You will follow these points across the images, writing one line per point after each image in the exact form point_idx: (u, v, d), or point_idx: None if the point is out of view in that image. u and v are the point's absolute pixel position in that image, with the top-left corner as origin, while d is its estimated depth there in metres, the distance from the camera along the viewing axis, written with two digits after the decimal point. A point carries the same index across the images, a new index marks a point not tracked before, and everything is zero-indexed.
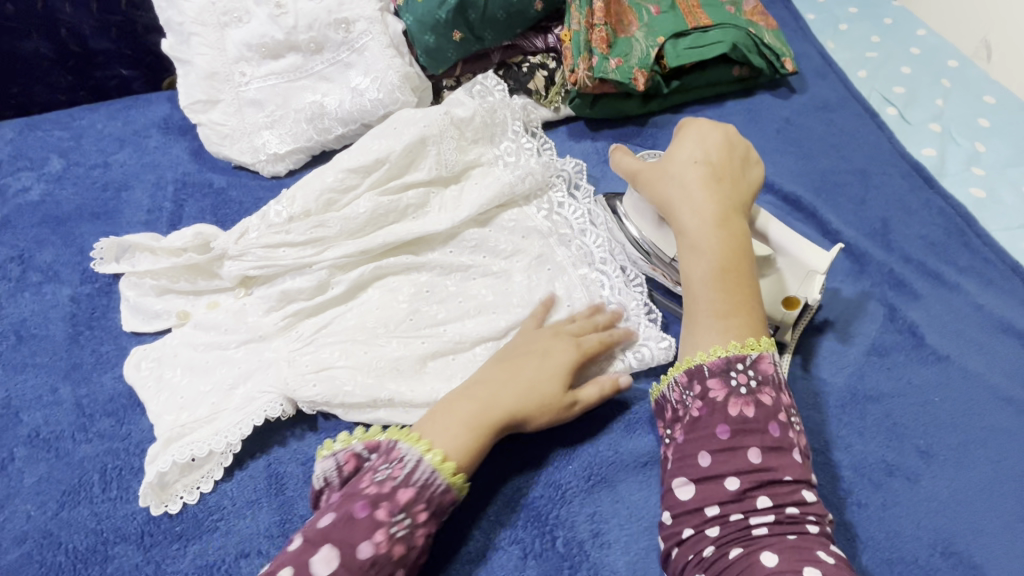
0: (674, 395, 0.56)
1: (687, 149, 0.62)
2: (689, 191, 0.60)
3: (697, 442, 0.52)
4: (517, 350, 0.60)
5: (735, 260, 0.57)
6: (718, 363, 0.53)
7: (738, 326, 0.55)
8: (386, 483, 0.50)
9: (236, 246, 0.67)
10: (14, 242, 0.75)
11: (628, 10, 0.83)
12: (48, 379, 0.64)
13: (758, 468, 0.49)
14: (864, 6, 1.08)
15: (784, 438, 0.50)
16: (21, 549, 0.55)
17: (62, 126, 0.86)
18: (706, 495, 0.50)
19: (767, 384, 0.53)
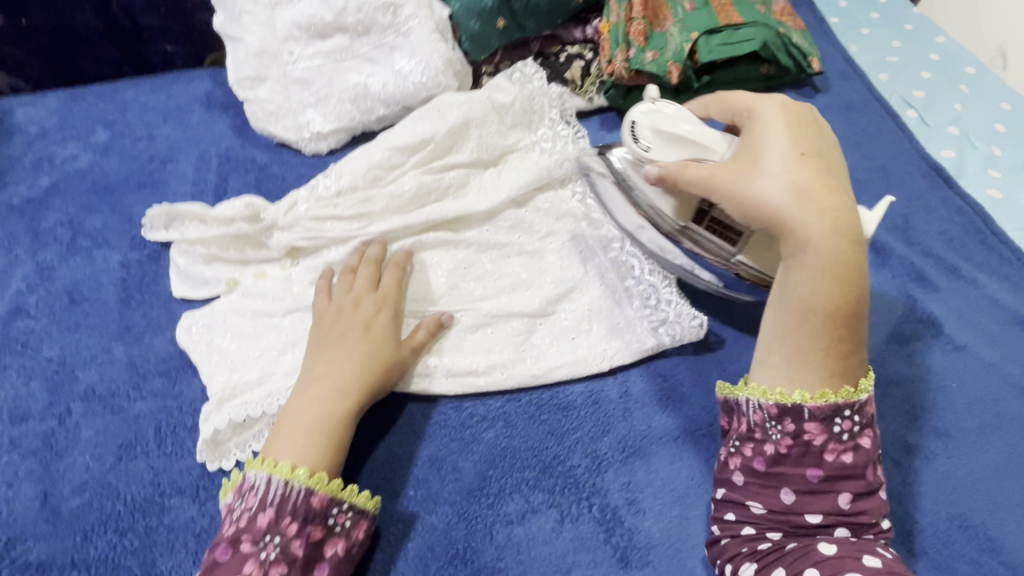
0: (756, 416, 0.55)
1: (784, 155, 0.56)
2: (802, 208, 0.54)
3: (784, 476, 0.53)
4: (330, 332, 0.61)
5: (856, 291, 0.53)
6: (827, 408, 0.52)
7: (846, 363, 0.53)
8: (243, 516, 0.51)
9: (286, 217, 0.69)
10: (63, 208, 0.77)
11: (664, 6, 0.86)
12: (102, 339, 0.67)
13: (844, 508, 0.51)
14: (885, 12, 1.12)
15: (872, 482, 0.52)
16: (81, 497, 0.57)
17: (107, 99, 0.89)
18: (781, 515, 0.52)
19: (866, 430, 0.53)
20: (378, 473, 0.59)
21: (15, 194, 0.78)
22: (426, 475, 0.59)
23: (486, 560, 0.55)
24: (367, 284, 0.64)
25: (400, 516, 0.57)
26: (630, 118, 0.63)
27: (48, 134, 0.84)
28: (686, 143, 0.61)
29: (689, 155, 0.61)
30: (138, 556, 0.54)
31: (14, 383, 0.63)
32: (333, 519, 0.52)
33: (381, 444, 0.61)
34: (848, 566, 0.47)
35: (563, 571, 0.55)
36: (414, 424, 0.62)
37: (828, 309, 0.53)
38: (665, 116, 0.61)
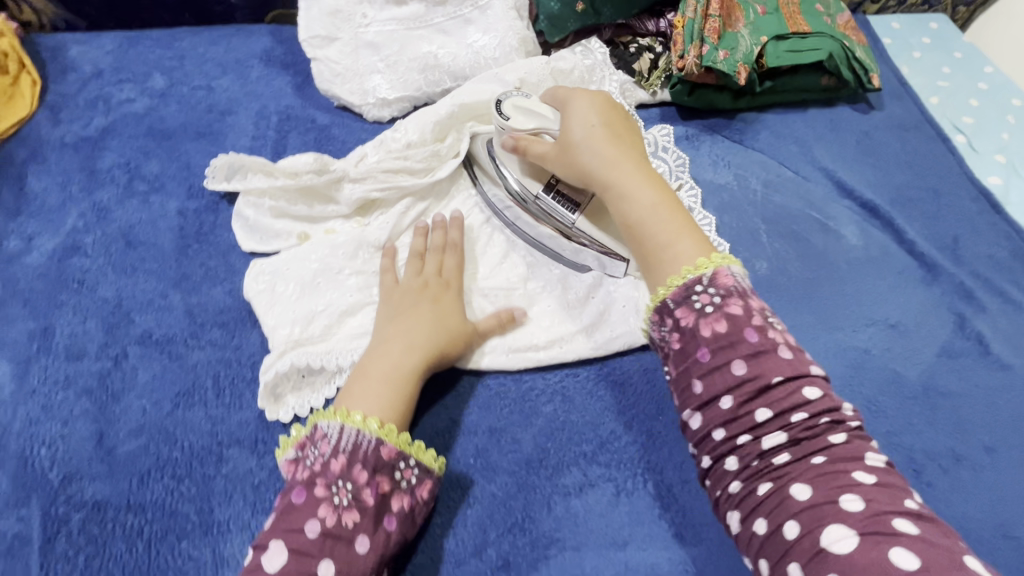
0: (654, 334, 0.54)
1: (577, 120, 0.62)
2: (599, 155, 0.60)
3: (685, 370, 0.50)
4: (403, 301, 0.61)
5: (665, 200, 0.57)
6: (679, 291, 0.52)
7: (684, 250, 0.54)
8: (315, 463, 0.50)
9: (357, 169, 0.69)
10: (121, 150, 0.75)
11: (736, 7, 0.86)
12: (159, 285, 0.65)
13: (746, 380, 0.47)
14: (936, 36, 1.12)
15: (764, 342, 0.48)
16: (138, 441, 0.56)
17: (164, 45, 0.87)
18: (710, 421, 0.48)
19: (732, 296, 0.50)
20: (437, 439, 0.59)
21: (69, 131, 0.76)
22: (486, 444, 0.59)
23: (544, 531, 0.55)
24: (437, 262, 0.65)
25: (459, 483, 0.57)
26: (501, 97, 0.68)
27: (103, 75, 0.82)
28: (531, 114, 0.65)
29: (538, 126, 0.64)
30: (195, 503, 0.54)
31: (70, 321, 0.62)
32: (400, 472, 0.52)
33: (441, 410, 0.60)
34: (825, 513, 0.41)
35: (619, 544, 0.55)
36: (476, 395, 0.62)
37: (652, 216, 0.56)
38: (524, 99, 0.67)
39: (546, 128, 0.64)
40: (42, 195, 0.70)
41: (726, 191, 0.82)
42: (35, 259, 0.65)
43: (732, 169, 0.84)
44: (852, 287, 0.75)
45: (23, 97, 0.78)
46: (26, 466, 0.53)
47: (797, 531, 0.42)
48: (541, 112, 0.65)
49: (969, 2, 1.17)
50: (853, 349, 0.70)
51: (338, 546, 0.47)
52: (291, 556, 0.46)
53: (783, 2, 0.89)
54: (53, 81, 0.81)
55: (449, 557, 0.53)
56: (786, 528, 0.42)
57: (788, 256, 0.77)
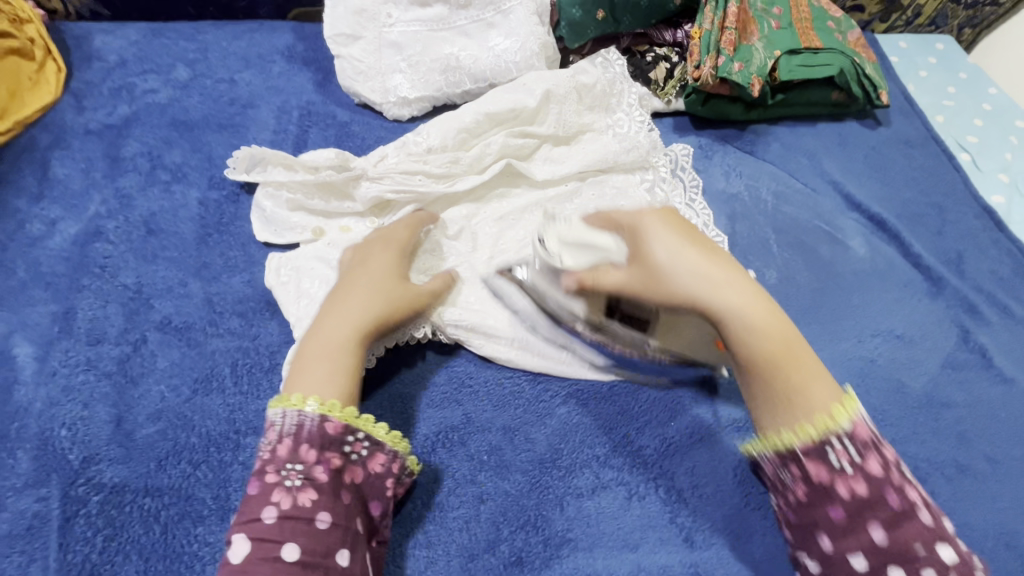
0: (771, 469, 0.55)
1: (661, 248, 0.58)
2: (697, 287, 0.56)
3: (811, 522, 0.52)
4: (344, 279, 0.62)
5: (781, 327, 0.55)
6: (811, 446, 0.51)
7: (817, 394, 0.53)
8: (266, 451, 0.52)
9: (376, 169, 0.70)
10: (143, 139, 0.76)
11: (751, 20, 0.88)
12: (179, 273, 0.66)
13: (882, 543, 0.48)
14: (942, 57, 1.14)
15: (904, 505, 0.49)
16: (156, 426, 0.56)
17: (188, 38, 0.88)
18: (832, 565, 0.50)
19: (869, 451, 0.51)
20: (453, 435, 0.60)
21: (93, 119, 0.77)
22: (500, 442, 0.60)
23: (557, 530, 0.56)
24: (377, 237, 0.65)
25: (472, 479, 0.58)
26: (539, 233, 0.63)
27: (127, 64, 0.83)
28: (582, 245, 0.61)
29: (596, 259, 0.61)
30: (211, 489, 0.54)
31: (91, 305, 0.62)
32: (348, 447, 0.53)
33: (458, 407, 0.62)
34: None
35: (630, 546, 0.55)
36: (491, 394, 0.63)
37: (771, 356, 0.54)
38: (567, 228, 0.63)
39: (607, 257, 0.61)
40: (65, 181, 0.71)
41: (737, 200, 0.83)
42: (57, 243, 0.66)
43: (743, 179, 0.85)
44: (859, 299, 0.76)
45: (47, 83, 0.79)
46: (45, 447, 0.54)
47: None
48: (599, 242, 0.61)
49: (975, 23, 1.19)
50: (860, 359, 0.71)
51: (298, 525, 0.49)
52: (254, 545, 0.48)
53: (796, 17, 0.91)
54: (77, 69, 0.82)
55: (463, 552, 0.54)
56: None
57: (797, 266, 0.78)
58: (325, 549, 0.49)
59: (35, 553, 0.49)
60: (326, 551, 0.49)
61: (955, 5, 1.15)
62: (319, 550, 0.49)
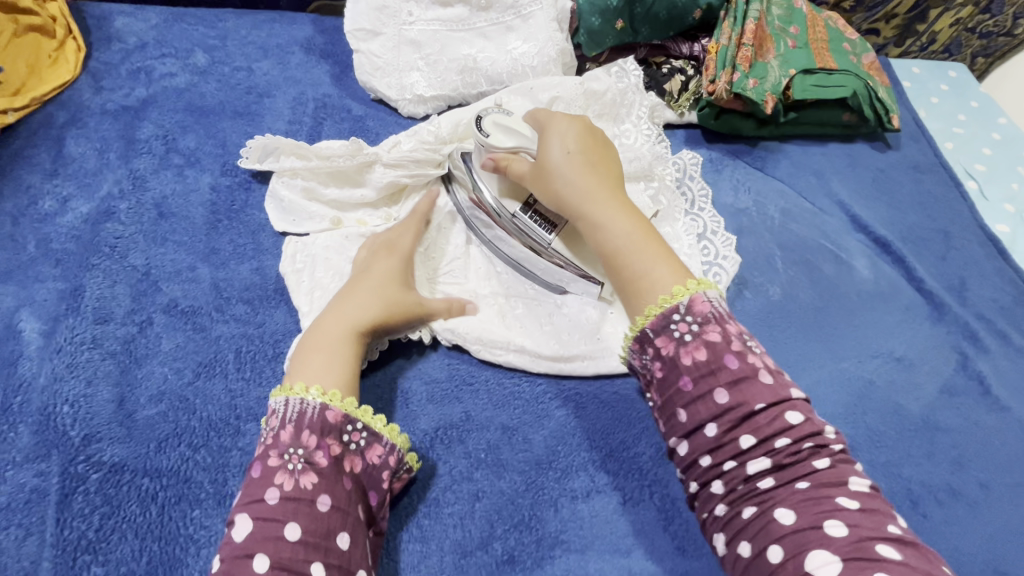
0: (636, 361, 0.56)
1: (555, 144, 0.63)
2: (573, 182, 0.61)
3: (670, 399, 0.52)
4: (350, 280, 0.63)
5: (640, 228, 0.59)
6: (658, 321, 0.53)
7: (661, 277, 0.55)
8: (268, 437, 0.52)
9: (391, 154, 0.70)
10: (160, 122, 0.76)
11: (768, 38, 0.88)
12: (187, 257, 0.66)
13: (728, 408, 0.49)
14: (954, 82, 1.14)
15: (746, 368, 0.50)
16: (158, 407, 0.56)
17: (208, 24, 0.88)
18: (696, 448, 0.50)
19: (709, 323, 0.52)
20: (452, 432, 0.60)
21: (110, 100, 0.78)
22: (498, 441, 0.60)
23: (550, 531, 0.56)
24: (382, 241, 0.66)
25: (468, 476, 0.58)
26: (479, 114, 0.68)
27: (146, 48, 0.84)
28: (509, 132, 0.65)
29: (518, 145, 0.65)
30: (209, 473, 0.54)
31: (100, 284, 0.62)
32: (348, 436, 0.53)
33: (458, 404, 0.62)
34: (810, 538, 0.43)
35: (622, 552, 0.56)
36: (492, 391, 0.63)
37: (629, 248, 0.58)
38: (504, 118, 0.67)
39: (525, 145, 0.65)
40: (79, 159, 0.72)
41: (744, 215, 0.84)
42: (69, 221, 0.67)
43: (751, 195, 0.86)
44: (861, 320, 0.77)
45: (66, 62, 0.79)
46: (47, 422, 0.54)
47: (779, 554, 0.44)
48: (520, 132, 0.65)
49: (988, 54, 1.20)
50: (858, 379, 0.72)
51: (299, 506, 0.49)
52: (256, 524, 0.48)
53: (813, 37, 0.91)
54: (96, 49, 0.82)
55: (457, 548, 0.54)
56: (769, 552, 0.45)
57: (801, 284, 0.79)
58: (326, 531, 0.49)
59: (32, 527, 0.50)
60: (326, 532, 0.49)
61: (969, 34, 1.16)
62: (320, 531, 0.48)
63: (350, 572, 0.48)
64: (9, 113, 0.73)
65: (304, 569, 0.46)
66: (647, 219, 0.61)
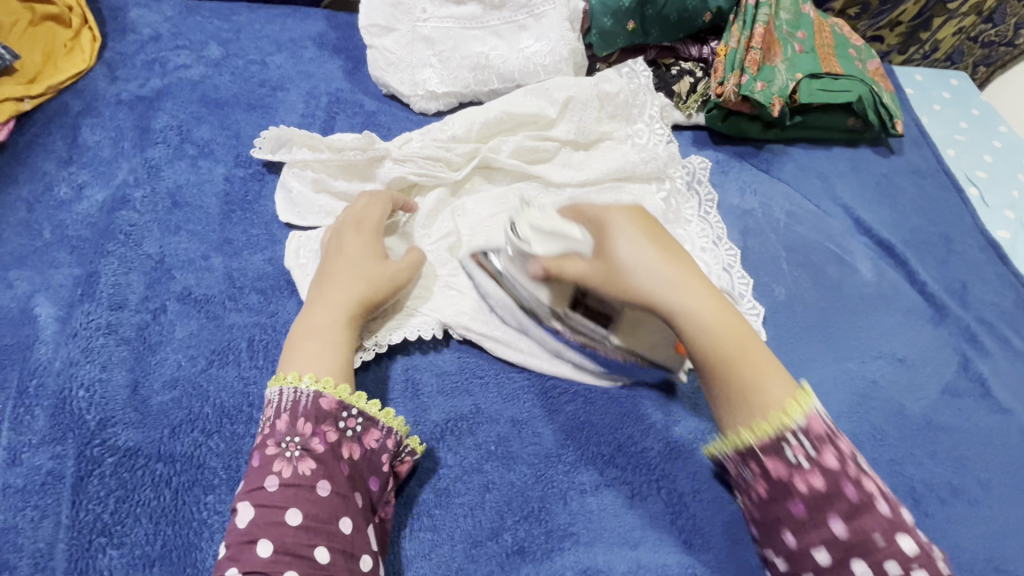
0: (735, 470, 0.55)
1: (625, 248, 0.58)
2: (656, 292, 0.56)
3: (775, 519, 0.52)
4: (328, 265, 0.63)
5: (737, 328, 0.56)
6: (768, 442, 0.52)
7: (774, 391, 0.53)
8: (265, 427, 0.53)
9: (401, 151, 0.71)
10: (174, 113, 0.77)
11: (776, 42, 0.90)
12: (201, 246, 0.67)
13: (844, 536, 0.48)
14: (956, 90, 1.15)
15: (863, 497, 0.49)
16: (171, 394, 0.57)
17: (222, 17, 0.89)
18: (799, 567, 0.50)
19: (825, 444, 0.51)
20: (461, 424, 0.61)
21: (124, 90, 0.78)
22: (507, 434, 0.61)
23: (559, 523, 0.56)
24: (349, 219, 0.65)
25: (478, 468, 0.59)
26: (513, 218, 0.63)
27: (161, 39, 0.84)
28: (555, 235, 0.61)
29: (565, 247, 0.61)
30: (222, 459, 0.54)
31: (114, 270, 0.63)
32: (344, 422, 0.53)
33: (467, 397, 0.62)
34: None
35: (630, 545, 0.56)
36: (503, 385, 0.64)
37: (730, 358, 0.54)
38: (540, 217, 0.63)
39: (577, 248, 0.60)
40: (94, 147, 0.72)
41: (750, 216, 0.85)
42: (84, 209, 0.67)
43: (757, 197, 0.87)
44: (864, 322, 0.78)
45: (81, 52, 0.80)
46: (63, 406, 0.54)
47: None
48: (568, 234, 0.61)
49: (989, 63, 1.22)
50: (862, 379, 0.73)
51: (300, 492, 0.49)
52: (258, 511, 0.48)
53: (820, 43, 0.93)
54: (111, 39, 0.83)
55: (467, 538, 0.55)
56: None
57: (806, 285, 0.80)
58: (328, 515, 0.49)
59: (48, 509, 0.50)
60: (329, 517, 0.49)
61: (971, 43, 1.18)
62: (321, 516, 0.49)
63: (354, 556, 0.49)
64: (25, 101, 0.73)
65: (309, 553, 0.47)
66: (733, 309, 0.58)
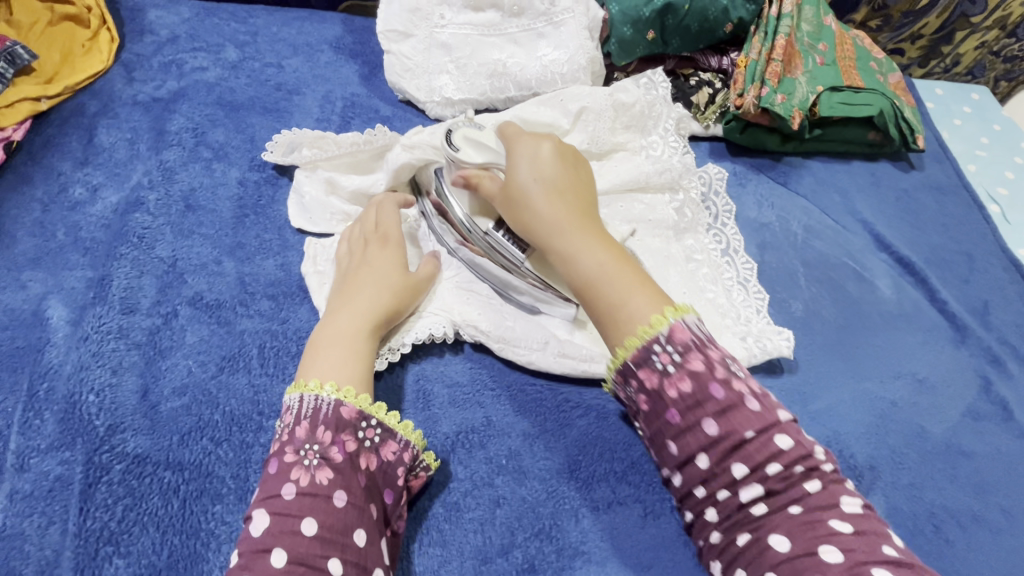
0: (620, 391, 0.54)
1: (520, 163, 0.60)
2: (538, 203, 0.58)
3: (659, 432, 0.51)
4: (351, 271, 0.62)
5: (616, 255, 0.56)
6: (638, 353, 0.51)
7: (637, 308, 0.52)
8: (283, 433, 0.52)
9: (410, 138, 0.69)
10: (190, 115, 0.77)
11: (797, 54, 0.88)
12: (214, 250, 0.66)
13: (718, 440, 0.48)
14: (978, 105, 1.13)
15: (732, 396, 0.49)
16: (181, 400, 0.56)
17: (239, 20, 0.89)
18: (688, 479, 0.50)
19: (692, 350, 0.50)
20: (472, 437, 0.60)
21: (141, 91, 0.78)
22: (519, 447, 0.60)
23: (571, 541, 0.55)
24: (369, 227, 0.65)
25: (488, 482, 0.58)
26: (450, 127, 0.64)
27: (178, 41, 0.84)
28: (479, 148, 0.62)
29: (488, 161, 0.62)
30: (231, 468, 0.54)
31: (127, 274, 0.63)
32: (363, 432, 0.52)
33: (479, 408, 0.62)
34: (805, 566, 0.44)
35: (643, 565, 0.55)
36: (515, 398, 0.63)
37: (601, 274, 0.55)
38: (477, 132, 0.64)
39: (494, 163, 0.62)
40: (110, 148, 0.72)
41: (768, 230, 0.83)
42: (99, 210, 0.67)
43: (775, 210, 0.85)
44: (883, 340, 0.76)
45: (99, 52, 0.80)
46: (72, 410, 0.54)
47: None
48: (493, 149, 0.62)
49: (1011, 78, 1.20)
50: (881, 399, 0.71)
51: (316, 502, 0.48)
52: (273, 519, 0.47)
53: (841, 56, 0.91)
54: (129, 40, 0.83)
55: (477, 554, 0.54)
56: None
57: (824, 302, 0.78)
58: (343, 527, 0.48)
59: (55, 515, 0.49)
60: (344, 528, 0.48)
61: (993, 57, 1.16)
62: (337, 527, 0.48)
63: (367, 569, 0.48)
64: (42, 101, 0.74)
65: (322, 564, 0.46)
66: (620, 243, 0.58)
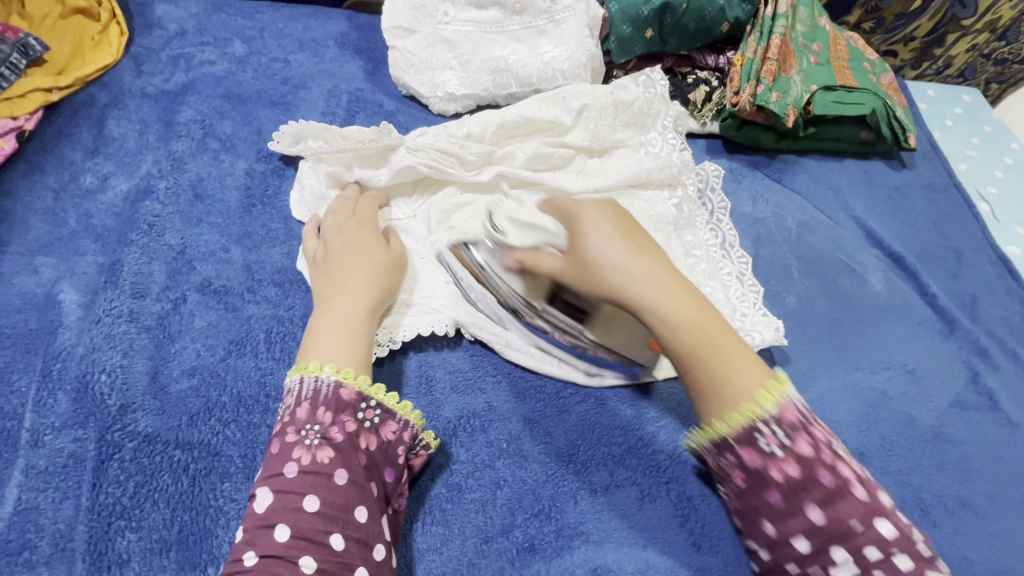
0: (712, 460, 0.55)
1: (594, 235, 0.59)
2: (626, 277, 0.57)
3: (754, 508, 0.52)
4: (334, 260, 0.63)
5: (708, 320, 0.55)
6: (741, 431, 0.52)
7: (746, 382, 0.53)
8: (285, 416, 0.54)
9: (415, 140, 0.72)
10: (198, 107, 0.78)
11: (791, 54, 0.90)
12: (221, 238, 0.68)
13: (821, 522, 0.49)
14: (969, 106, 1.16)
15: (838, 482, 0.49)
16: (190, 382, 0.58)
17: (246, 16, 0.90)
18: (781, 556, 0.51)
19: (799, 432, 0.51)
20: (473, 421, 0.61)
21: (150, 83, 0.80)
22: (519, 432, 0.61)
23: (569, 522, 0.57)
24: (345, 215, 0.67)
25: (489, 465, 0.59)
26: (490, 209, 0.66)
27: (186, 35, 0.86)
28: (529, 227, 0.63)
29: (539, 240, 0.62)
30: (238, 447, 0.55)
31: (138, 260, 0.64)
32: (363, 413, 0.54)
33: (480, 394, 0.63)
34: None
35: (639, 545, 0.57)
36: (516, 385, 0.64)
37: (698, 346, 0.54)
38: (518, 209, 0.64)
39: (549, 243, 0.62)
40: (120, 139, 0.74)
41: (762, 225, 0.85)
42: (109, 198, 0.68)
43: (770, 206, 0.87)
44: (874, 333, 0.78)
45: (109, 45, 0.81)
46: (85, 390, 0.55)
47: None
48: (541, 226, 0.62)
49: (1002, 80, 1.23)
50: (871, 389, 0.73)
51: (318, 480, 0.50)
52: (277, 496, 0.49)
53: (835, 56, 0.94)
54: (138, 34, 0.84)
55: (478, 533, 0.55)
56: None
57: (817, 295, 0.80)
58: (345, 503, 0.50)
59: (69, 490, 0.51)
60: (345, 505, 0.50)
61: (984, 60, 1.19)
62: (338, 504, 0.49)
63: (369, 545, 0.49)
64: (54, 92, 0.75)
65: (324, 539, 0.48)
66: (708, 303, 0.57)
